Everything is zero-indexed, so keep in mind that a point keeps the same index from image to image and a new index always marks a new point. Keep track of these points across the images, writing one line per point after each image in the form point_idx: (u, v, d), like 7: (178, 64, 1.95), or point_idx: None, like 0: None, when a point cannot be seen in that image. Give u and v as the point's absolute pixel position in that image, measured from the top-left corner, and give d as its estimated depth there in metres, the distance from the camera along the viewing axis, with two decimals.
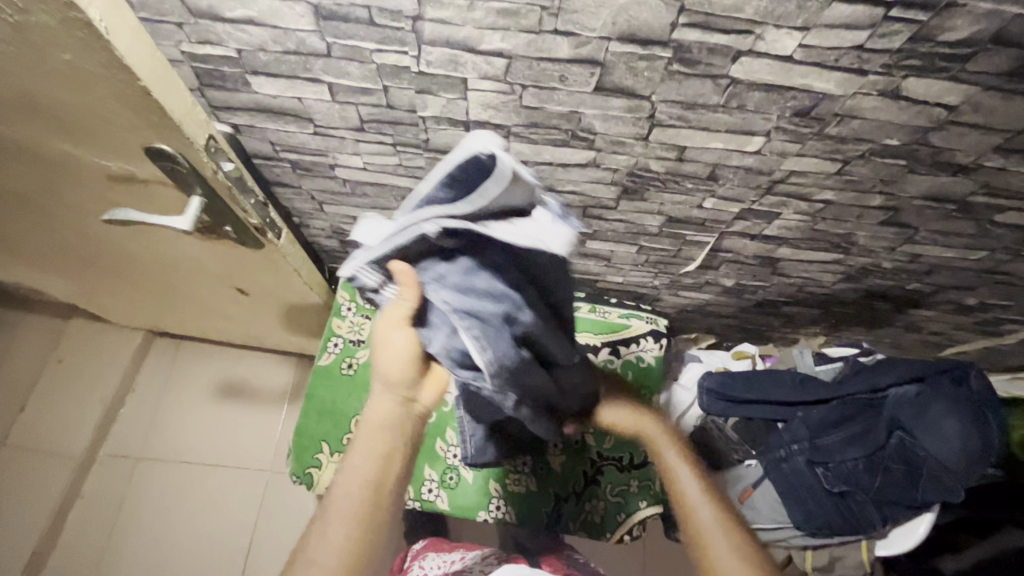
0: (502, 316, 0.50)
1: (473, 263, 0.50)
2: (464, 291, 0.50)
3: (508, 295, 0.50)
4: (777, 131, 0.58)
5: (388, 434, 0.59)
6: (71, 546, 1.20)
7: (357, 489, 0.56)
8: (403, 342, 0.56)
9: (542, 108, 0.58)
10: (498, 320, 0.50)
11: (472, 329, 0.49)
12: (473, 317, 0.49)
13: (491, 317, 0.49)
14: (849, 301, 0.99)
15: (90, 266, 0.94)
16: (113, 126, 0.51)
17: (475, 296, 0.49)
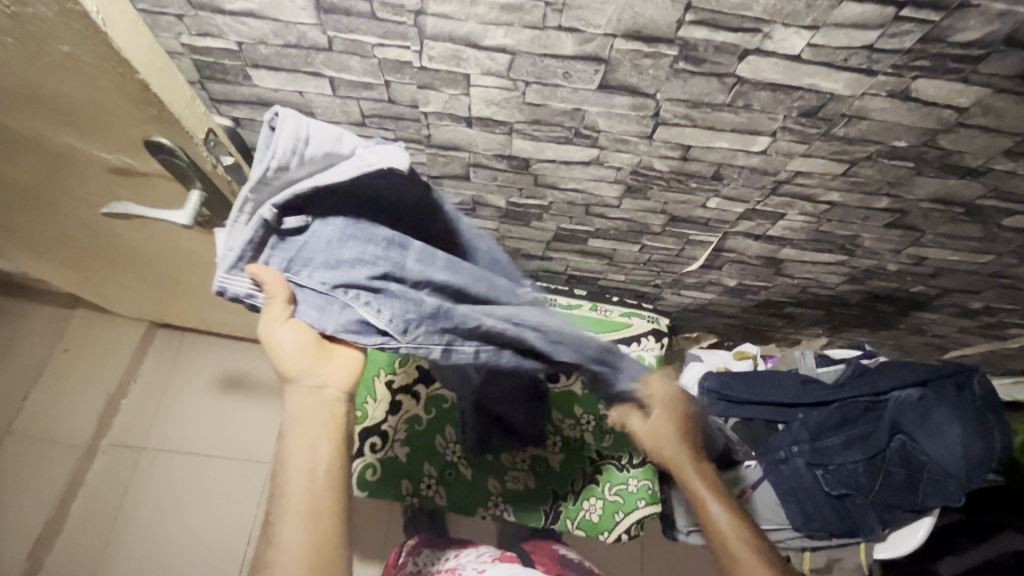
0: (383, 276, 0.54)
1: (336, 232, 0.53)
2: (335, 265, 0.52)
3: (382, 254, 0.54)
4: (783, 131, 0.57)
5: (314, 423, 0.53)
6: (73, 536, 1.20)
7: (296, 491, 0.50)
8: (292, 330, 0.52)
9: (545, 105, 0.57)
10: (378, 282, 0.53)
11: (359, 297, 0.53)
12: (349, 285, 0.52)
13: (371, 279, 0.53)
14: (853, 303, 0.98)
15: (92, 257, 0.94)
16: (113, 119, 0.51)
17: (346, 266, 0.53)
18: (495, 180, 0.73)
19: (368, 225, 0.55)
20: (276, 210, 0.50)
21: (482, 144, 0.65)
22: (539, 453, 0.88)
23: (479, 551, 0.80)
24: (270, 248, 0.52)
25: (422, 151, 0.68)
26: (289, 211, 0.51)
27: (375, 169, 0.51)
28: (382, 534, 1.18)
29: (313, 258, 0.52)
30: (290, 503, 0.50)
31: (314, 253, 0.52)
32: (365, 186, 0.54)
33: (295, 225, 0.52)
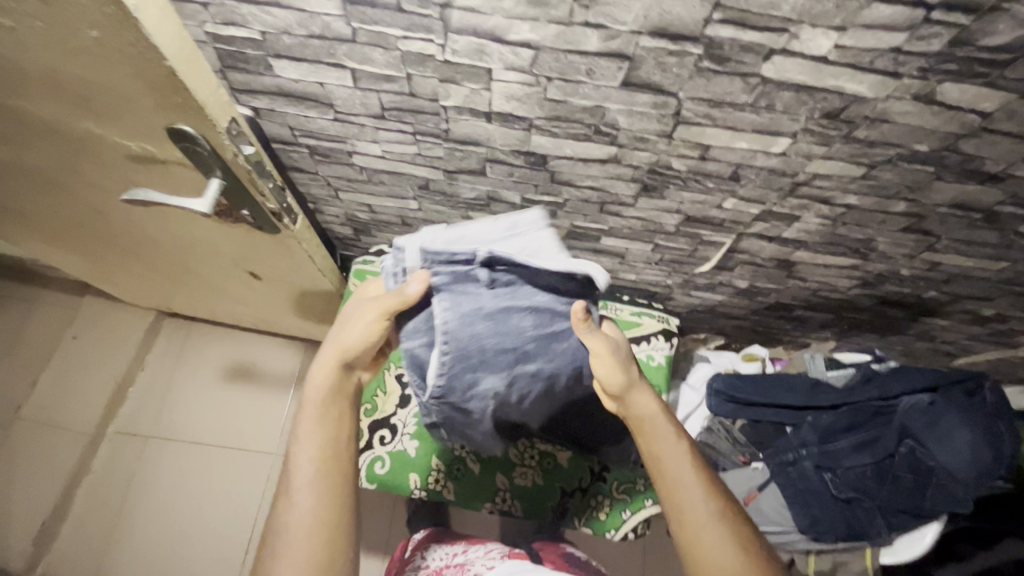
0: (474, 356, 0.61)
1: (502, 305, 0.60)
2: (468, 322, 0.59)
3: (495, 344, 0.61)
4: (804, 132, 0.57)
5: (337, 404, 0.61)
6: (78, 521, 1.21)
7: (315, 459, 0.57)
8: (377, 325, 0.61)
9: (566, 102, 0.57)
10: (472, 357, 0.61)
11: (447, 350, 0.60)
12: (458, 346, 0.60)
13: (468, 352, 0.61)
14: (863, 307, 0.98)
15: (106, 245, 0.95)
16: (137, 106, 0.51)
17: (473, 329, 0.59)
18: (511, 176, 0.73)
19: (516, 319, 0.61)
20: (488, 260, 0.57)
21: (500, 139, 0.65)
22: (547, 449, 0.88)
23: (489, 547, 0.81)
24: (450, 269, 0.58)
25: (439, 145, 0.68)
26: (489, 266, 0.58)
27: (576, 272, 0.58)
28: (386, 528, 1.18)
29: (472, 316, 0.59)
30: (309, 472, 0.56)
31: (471, 312, 0.59)
32: (531, 302, 0.61)
33: (486, 276, 0.58)
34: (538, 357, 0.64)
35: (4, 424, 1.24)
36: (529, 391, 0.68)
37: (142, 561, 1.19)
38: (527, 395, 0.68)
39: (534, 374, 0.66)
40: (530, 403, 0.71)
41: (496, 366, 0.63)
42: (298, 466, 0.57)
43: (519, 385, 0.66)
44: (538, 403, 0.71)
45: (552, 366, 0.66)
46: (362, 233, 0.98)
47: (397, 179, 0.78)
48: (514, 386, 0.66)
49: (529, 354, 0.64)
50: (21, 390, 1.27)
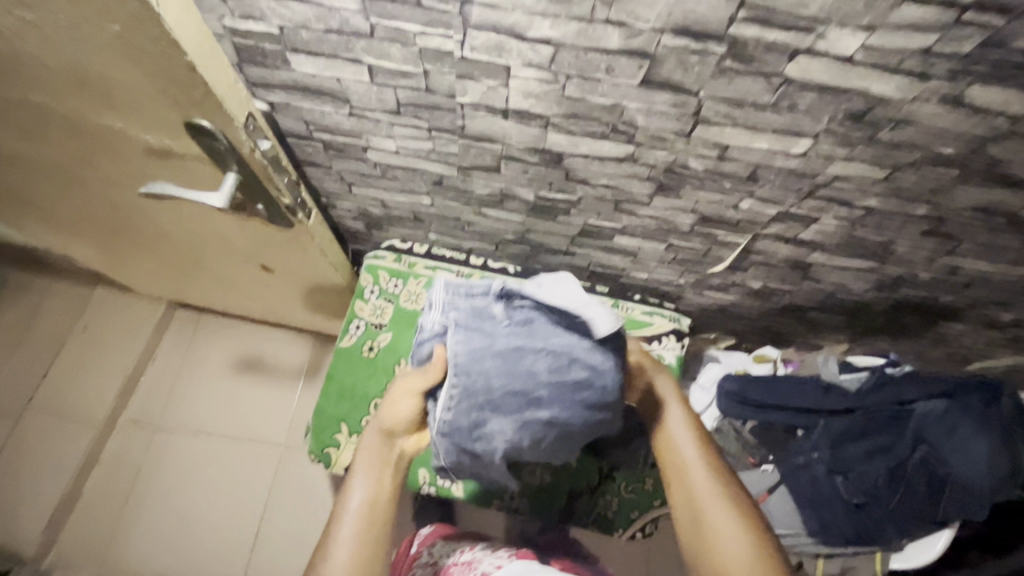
0: (479, 394, 0.58)
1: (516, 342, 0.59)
2: (472, 353, 0.59)
3: (501, 381, 0.58)
4: (826, 133, 0.56)
5: (377, 470, 0.64)
6: (90, 507, 1.23)
7: (353, 520, 0.60)
8: (412, 403, 0.66)
9: (584, 100, 0.57)
10: (474, 394, 0.59)
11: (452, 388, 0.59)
12: (461, 381, 0.59)
13: (471, 389, 0.59)
14: (878, 310, 0.97)
15: (120, 237, 0.95)
16: (155, 101, 0.51)
17: (478, 363, 0.59)
18: (526, 173, 0.72)
19: (525, 356, 0.58)
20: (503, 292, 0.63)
21: (516, 136, 0.65)
22: None
23: (495, 547, 0.80)
24: (468, 305, 0.63)
25: (455, 141, 0.68)
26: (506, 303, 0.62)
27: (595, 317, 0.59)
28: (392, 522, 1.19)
29: (481, 350, 0.59)
30: (348, 531, 0.59)
31: (481, 348, 0.59)
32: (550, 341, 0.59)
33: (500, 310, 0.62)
34: (557, 406, 0.58)
35: (18, 412, 1.26)
36: (549, 450, 0.61)
37: (153, 549, 1.20)
38: (546, 454, 0.61)
39: (550, 426, 0.58)
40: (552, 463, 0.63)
41: (506, 409, 0.58)
42: (338, 525, 0.60)
43: (538, 439, 0.59)
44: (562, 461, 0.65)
45: (573, 426, 0.59)
46: (374, 228, 0.98)
47: (410, 174, 0.77)
48: (530, 437, 0.59)
49: (544, 403, 0.58)
50: (34, 378, 1.29)
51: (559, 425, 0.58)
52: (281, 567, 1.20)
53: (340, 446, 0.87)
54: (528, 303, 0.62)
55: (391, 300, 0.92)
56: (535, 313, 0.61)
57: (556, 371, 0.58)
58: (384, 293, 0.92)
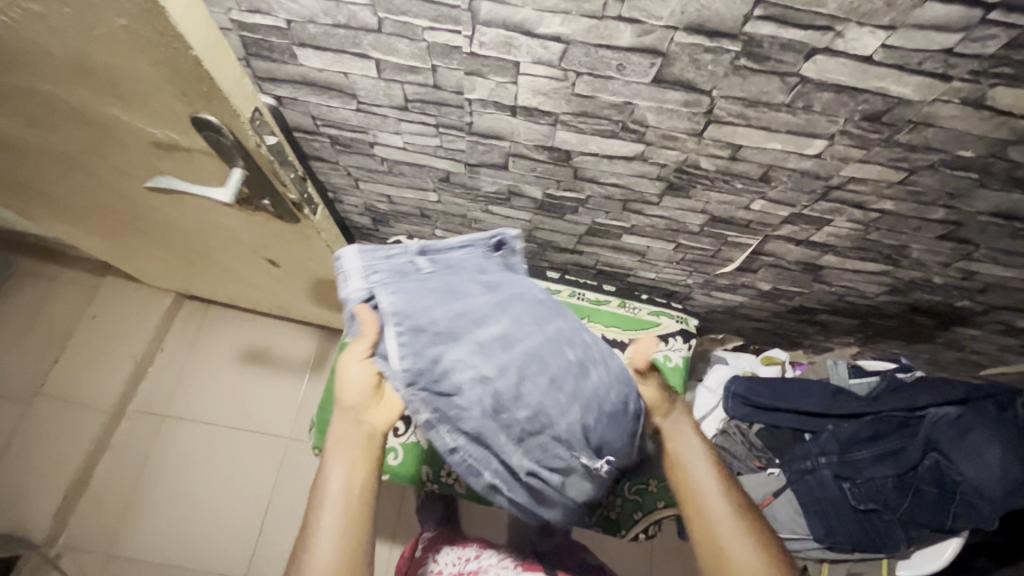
0: (429, 330, 0.54)
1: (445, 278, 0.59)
2: (407, 296, 0.56)
3: (445, 312, 0.55)
4: (842, 135, 0.55)
5: (351, 451, 0.59)
6: (98, 494, 1.24)
7: (331, 509, 0.56)
8: (365, 369, 0.59)
9: (594, 97, 0.56)
10: (425, 334, 0.54)
11: (399, 333, 0.54)
12: (405, 321, 0.54)
13: (420, 328, 0.54)
14: (890, 314, 0.95)
15: (128, 229, 0.96)
16: (162, 94, 0.51)
17: (416, 301, 0.56)
18: (534, 171, 0.71)
19: (462, 289, 0.58)
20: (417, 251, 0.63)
21: (525, 134, 0.64)
22: None
23: (499, 556, 0.81)
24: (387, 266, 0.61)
25: (462, 138, 0.67)
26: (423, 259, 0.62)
27: (500, 237, 0.66)
28: (395, 515, 1.20)
29: (416, 288, 0.57)
30: (327, 520, 0.56)
31: (413, 290, 0.57)
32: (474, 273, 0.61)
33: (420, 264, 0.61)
34: (504, 324, 0.57)
35: (28, 400, 1.27)
36: (529, 379, 0.55)
37: (159, 537, 1.22)
38: (530, 389, 0.55)
39: (506, 343, 0.55)
40: (543, 407, 0.56)
41: (459, 335, 0.54)
42: (316, 515, 0.56)
43: (503, 367, 0.54)
44: (563, 412, 0.57)
45: (532, 342, 0.57)
46: (381, 223, 0.98)
47: (418, 170, 0.77)
48: (495, 367, 0.54)
49: (495, 321, 0.57)
50: (44, 366, 1.30)
51: (519, 341, 0.56)
52: (285, 557, 1.21)
53: None
54: (445, 255, 0.63)
55: None
56: (453, 257, 0.64)
57: (490, 292, 0.59)
58: None
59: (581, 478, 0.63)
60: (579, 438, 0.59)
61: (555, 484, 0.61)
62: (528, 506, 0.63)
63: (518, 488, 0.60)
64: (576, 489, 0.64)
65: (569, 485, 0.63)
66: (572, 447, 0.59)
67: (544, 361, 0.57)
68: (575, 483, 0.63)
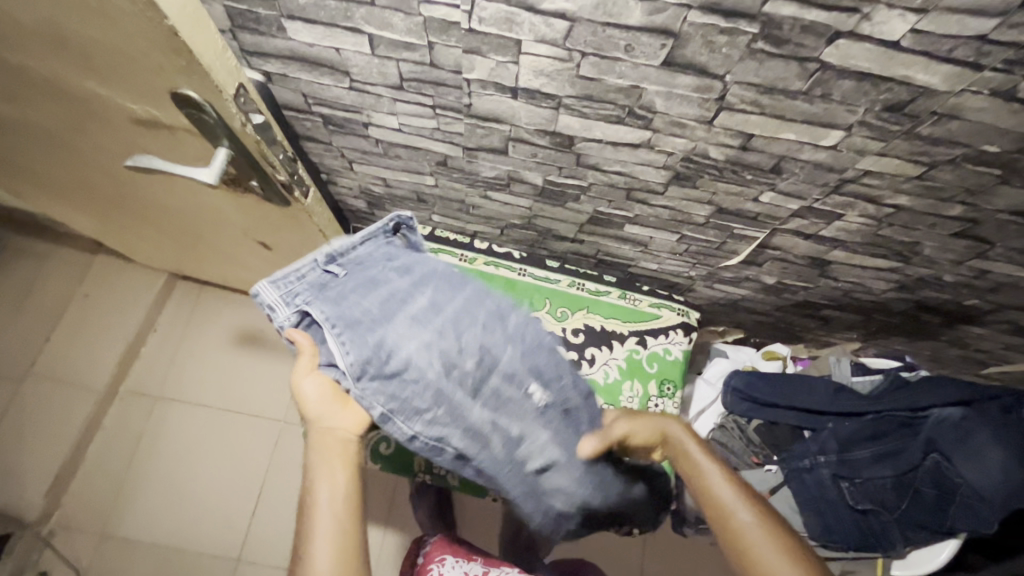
0: (363, 322, 0.58)
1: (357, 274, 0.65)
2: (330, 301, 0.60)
3: (372, 303, 0.60)
4: (860, 126, 0.52)
5: (329, 459, 0.54)
6: (90, 475, 1.23)
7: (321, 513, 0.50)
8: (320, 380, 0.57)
9: (600, 80, 0.53)
10: (358, 325, 0.58)
11: (339, 334, 0.57)
12: (337, 320, 0.58)
13: (355, 323, 0.58)
14: (896, 311, 0.93)
15: (115, 207, 0.93)
16: (140, 67, 0.47)
17: (343, 303, 0.60)
18: (535, 156, 0.68)
19: (375, 280, 0.64)
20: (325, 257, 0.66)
21: (526, 117, 0.61)
22: None
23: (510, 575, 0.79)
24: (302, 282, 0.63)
25: (460, 120, 0.64)
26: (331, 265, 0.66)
27: (394, 219, 0.73)
28: (391, 498, 1.20)
29: (337, 293, 0.62)
30: (321, 524, 0.50)
31: (334, 295, 0.61)
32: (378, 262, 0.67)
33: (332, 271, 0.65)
34: (424, 298, 0.63)
35: (18, 378, 1.25)
36: (459, 330, 0.62)
37: (152, 518, 1.21)
38: (465, 340, 0.61)
39: (435, 312, 0.62)
40: (483, 353, 0.61)
41: (392, 316, 0.60)
42: (308, 523, 0.50)
43: (441, 332, 0.60)
44: (502, 347, 0.63)
45: (454, 306, 0.64)
46: (376, 207, 0.95)
47: (414, 153, 0.74)
48: (434, 335, 0.60)
49: (415, 292, 0.64)
50: (35, 344, 1.27)
51: (442, 301, 0.64)
52: (280, 538, 1.21)
53: None
54: (353, 257, 0.68)
55: None
56: (360, 253, 0.68)
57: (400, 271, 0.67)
58: None
59: (557, 443, 0.63)
60: (525, 377, 0.63)
61: (531, 451, 0.62)
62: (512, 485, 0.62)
63: (508, 469, 0.61)
64: (562, 463, 0.63)
65: (549, 455, 0.62)
66: (523, 386, 0.63)
67: (469, 322, 0.63)
68: (554, 449, 0.63)
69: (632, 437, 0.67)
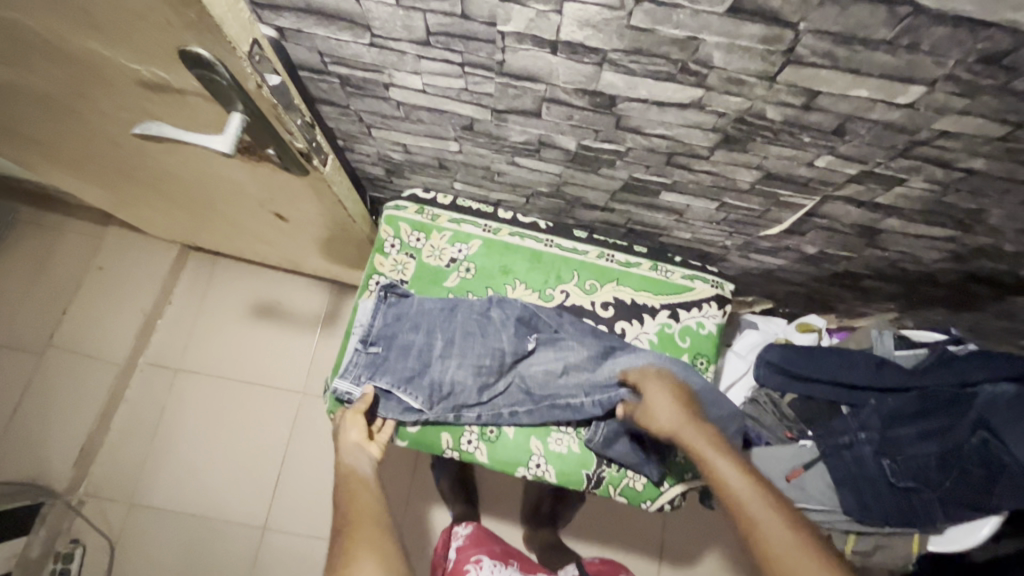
0: (413, 372, 0.78)
1: (391, 330, 0.80)
2: (387, 373, 0.78)
3: (415, 359, 0.79)
4: (947, 80, 0.46)
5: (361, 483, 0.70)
6: (115, 446, 1.24)
7: (358, 493, 0.68)
8: (355, 426, 0.76)
9: (653, 32, 0.47)
10: (412, 379, 0.78)
11: (405, 391, 0.78)
12: (397, 383, 0.78)
13: (410, 376, 0.78)
14: (943, 281, 0.89)
15: (123, 177, 0.88)
16: (144, 24, 0.43)
17: (394, 365, 0.79)
18: (570, 119, 0.63)
19: (402, 335, 0.80)
20: (360, 339, 0.80)
21: (564, 75, 0.55)
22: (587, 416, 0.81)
23: None
24: (358, 362, 0.79)
25: (491, 80, 0.59)
26: (367, 342, 0.80)
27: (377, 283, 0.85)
28: (410, 473, 1.21)
29: (386, 364, 0.79)
30: (360, 502, 0.66)
31: (384, 365, 0.79)
32: (395, 308, 0.82)
33: (372, 346, 0.80)
34: (439, 334, 0.80)
35: (38, 351, 1.23)
36: (472, 341, 0.79)
37: (177, 488, 1.22)
38: (479, 346, 0.79)
39: (452, 342, 0.80)
40: (493, 350, 0.79)
41: (428, 361, 0.79)
42: (349, 500, 0.67)
43: (464, 352, 0.79)
44: (503, 338, 0.80)
45: (459, 327, 0.80)
46: (395, 174, 0.90)
47: (437, 116, 0.69)
48: (461, 354, 0.79)
49: (430, 337, 0.80)
50: (51, 317, 1.25)
51: (450, 329, 0.80)
52: (304, 508, 1.22)
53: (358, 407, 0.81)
54: (377, 323, 0.81)
55: (413, 255, 0.87)
56: (383, 323, 0.81)
57: (411, 308, 0.81)
58: (406, 248, 0.87)
59: (565, 362, 0.79)
60: (523, 340, 0.81)
61: (550, 372, 0.80)
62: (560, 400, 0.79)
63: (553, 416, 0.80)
64: (577, 372, 0.79)
65: (567, 365, 0.79)
66: (526, 342, 0.81)
67: (473, 328, 0.80)
68: (560, 357, 0.80)
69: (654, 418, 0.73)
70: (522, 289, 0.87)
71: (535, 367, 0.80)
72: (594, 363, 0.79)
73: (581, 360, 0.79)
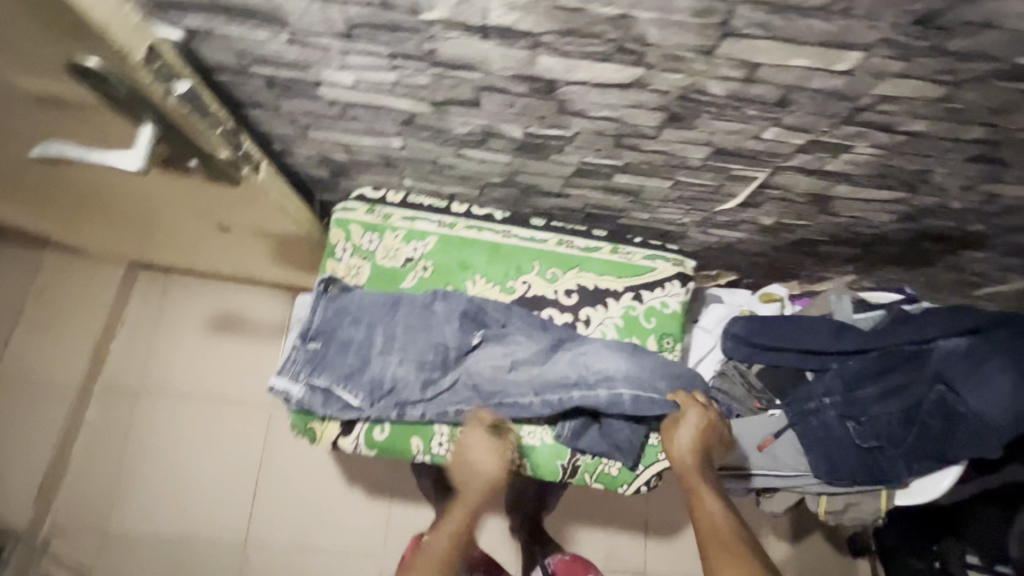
0: (352, 368, 0.76)
1: (329, 328, 0.79)
2: (326, 369, 0.77)
3: (353, 355, 0.77)
4: (882, 44, 0.46)
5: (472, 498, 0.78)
6: (76, 478, 1.18)
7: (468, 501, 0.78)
8: (488, 449, 0.77)
9: (584, 10, 0.45)
10: (352, 375, 0.76)
11: (344, 387, 0.76)
12: (335, 380, 0.76)
13: (349, 373, 0.76)
14: (896, 241, 0.90)
15: (46, 199, 0.82)
16: (25, 35, 0.39)
17: (333, 362, 0.77)
18: (512, 107, 0.60)
19: (340, 332, 0.78)
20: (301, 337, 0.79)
21: (499, 61, 0.53)
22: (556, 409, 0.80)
23: None
24: (297, 359, 0.78)
25: (424, 71, 0.56)
26: (308, 339, 0.79)
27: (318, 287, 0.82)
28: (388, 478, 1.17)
29: (325, 360, 0.77)
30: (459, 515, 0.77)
31: (323, 361, 0.77)
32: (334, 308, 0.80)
33: (312, 344, 0.79)
34: (379, 330, 0.78)
35: None
36: (415, 337, 0.77)
37: (149, 513, 1.18)
38: (421, 341, 0.77)
39: (391, 338, 0.77)
40: (435, 343, 0.77)
41: (367, 357, 0.77)
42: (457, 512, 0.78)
43: (404, 348, 0.77)
44: (445, 332, 0.77)
45: (399, 323, 0.78)
46: (341, 175, 0.86)
47: (375, 112, 0.66)
48: (401, 350, 0.77)
49: (371, 332, 0.78)
50: None
51: (390, 324, 0.78)
52: (284, 520, 1.19)
53: (324, 422, 0.78)
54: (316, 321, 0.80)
55: (367, 257, 0.84)
56: (322, 321, 0.79)
57: (348, 308, 0.79)
58: (358, 250, 0.84)
59: (513, 353, 0.78)
60: (468, 334, 0.78)
61: (498, 368, 0.77)
62: (508, 393, 0.76)
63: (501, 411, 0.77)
64: (526, 365, 0.77)
65: (514, 356, 0.77)
66: (469, 335, 0.78)
67: (412, 323, 0.78)
68: (508, 352, 0.78)
69: (676, 438, 0.77)
70: (482, 283, 0.84)
71: (479, 360, 0.78)
72: (543, 354, 0.78)
73: (529, 355, 0.78)
